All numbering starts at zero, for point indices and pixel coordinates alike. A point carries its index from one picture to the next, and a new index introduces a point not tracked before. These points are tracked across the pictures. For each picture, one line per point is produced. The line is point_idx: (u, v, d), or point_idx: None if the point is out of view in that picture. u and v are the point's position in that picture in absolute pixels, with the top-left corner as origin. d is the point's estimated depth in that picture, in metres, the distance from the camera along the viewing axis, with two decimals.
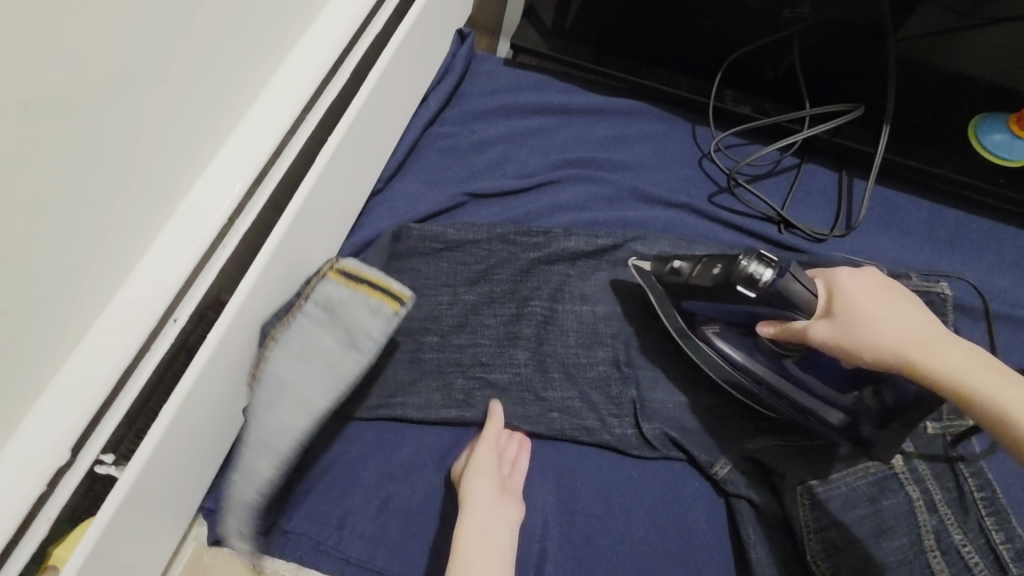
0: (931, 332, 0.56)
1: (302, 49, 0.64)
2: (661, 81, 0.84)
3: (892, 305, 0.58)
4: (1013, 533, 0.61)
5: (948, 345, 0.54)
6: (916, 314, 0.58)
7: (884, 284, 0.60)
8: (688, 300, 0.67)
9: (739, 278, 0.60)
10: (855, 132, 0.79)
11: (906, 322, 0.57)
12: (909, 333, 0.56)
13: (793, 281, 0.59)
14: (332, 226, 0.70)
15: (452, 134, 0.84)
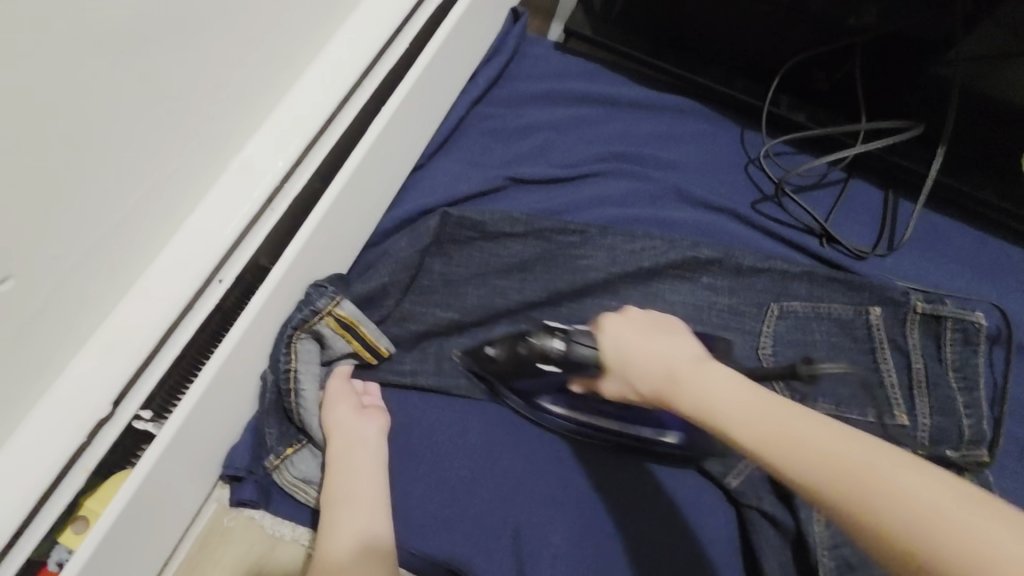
0: (688, 366, 0.48)
1: (359, 16, 0.64)
2: (716, 81, 0.83)
3: (644, 351, 0.50)
4: None
5: (699, 386, 0.46)
6: (671, 349, 0.49)
7: (655, 321, 0.53)
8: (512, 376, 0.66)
9: (539, 351, 0.59)
10: (910, 150, 0.77)
11: (652, 374, 0.48)
12: (682, 366, 0.48)
13: (581, 343, 0.55)
14: (374, 197, 0.68)
15: (497, 116, 0.82)
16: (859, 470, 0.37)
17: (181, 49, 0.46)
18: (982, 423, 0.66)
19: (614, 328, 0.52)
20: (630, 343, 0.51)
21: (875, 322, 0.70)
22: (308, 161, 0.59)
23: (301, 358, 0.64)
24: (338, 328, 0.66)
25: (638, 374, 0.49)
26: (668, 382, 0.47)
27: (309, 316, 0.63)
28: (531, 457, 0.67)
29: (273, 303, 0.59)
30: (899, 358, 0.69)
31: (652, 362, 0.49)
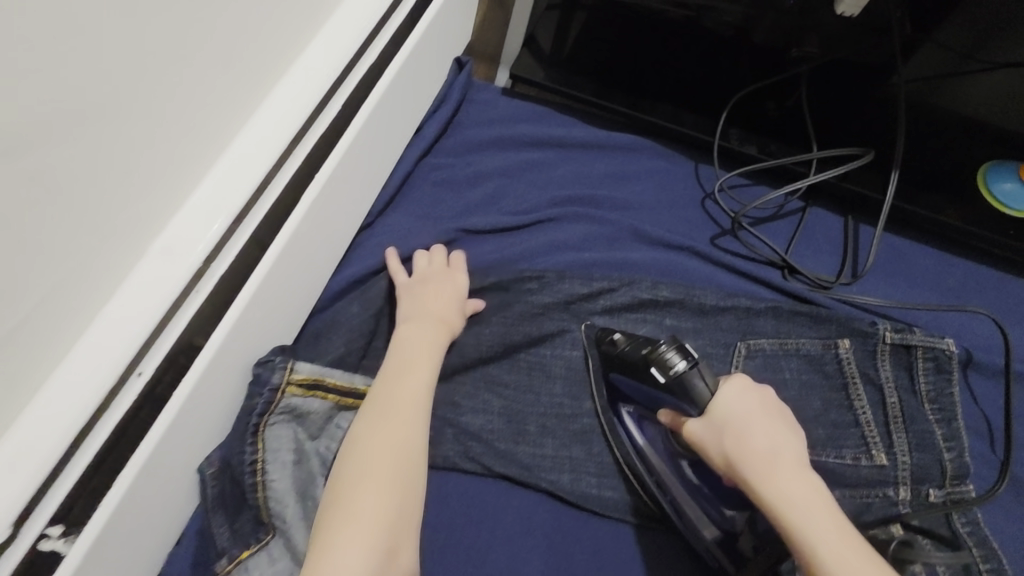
0: (783, 457, 0.53)
1: (292, 76, 0.60)
2: (665, 119, 0.81)
3: (760, 435, 0.53)
4: None
5: (795, 483, 0.51)
6: (790, 437, 0.54)
7: (770, 403, 0.56)
8: (613, 372, 0.66)
9: (655, 360, 0.59)
10: (864, 177, 0.76)
11: (753, 455, 0.52)
12: (764, 454, 0.52)
13: (696, 376, 0.57)
14: (315, 261, 0.66)
15: (446, 166, 0.81)
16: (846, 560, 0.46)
17: (91, 139, 0.41)
18: (964, 456, 0.63)
19: (734, 398, 0.56)
20: (739, 416, 0.55)
21: (845, 357, 0.68)
22: (237, 235, 0.56)
23: (269, 444, 0.62)
24: (307, 395, 0.65)
25: (746, 449, 0.53)
26: (766, 465, 0.52)
27: (269, 396, 0.62)
28: (497, 525, 0.63)
29: (207, 381, 0.55)
30: (873, 392, 0.67)
31: (761, 449, 0.53)
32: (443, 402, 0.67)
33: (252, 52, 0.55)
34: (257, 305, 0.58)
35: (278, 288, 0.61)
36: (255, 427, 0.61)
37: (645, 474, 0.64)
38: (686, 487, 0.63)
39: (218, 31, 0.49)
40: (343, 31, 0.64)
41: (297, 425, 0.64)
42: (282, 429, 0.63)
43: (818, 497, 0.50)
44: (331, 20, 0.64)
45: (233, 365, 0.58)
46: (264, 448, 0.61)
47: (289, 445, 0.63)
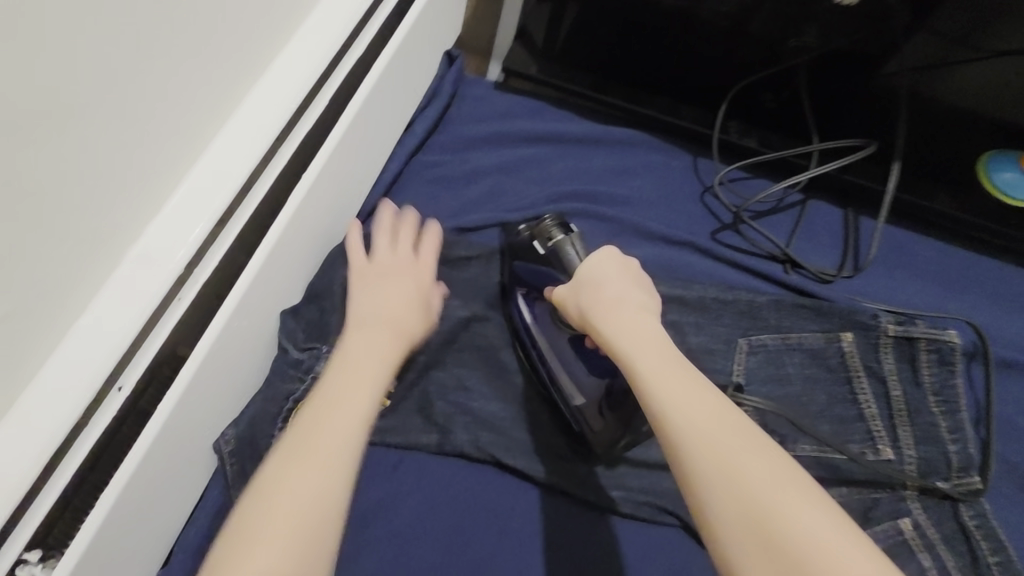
0: (671, 364, 0.46)
1: (277, 70, 0.57)
2: (661, 112, 0.81)
3: (614, 309, 0.51)
4: None
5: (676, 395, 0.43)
6: (642, 297, 0.53)
7: (629, 272, 0.56)
8: (517, 261, 0.65)
9: (537, 234, 0.63)
10: (864, 167, 0.76)
11: (611, 315, 0.51)
12: (657, 367, 0.45)
13: (569, 255, 0.60)
14: (303, 261, 0.63)
15: (439, 162, 0.78)
16: (728, 456, 0.40)
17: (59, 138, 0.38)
18: (969, 448, 0.63)
19: (602, 264, 0.56)
20: (604, 285, 0.54)
21: (849, 350, 0.67)
22: (221, 237, 0.53)
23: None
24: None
25: (598, 299, 0.53)
26: (619, 325, 0.50)
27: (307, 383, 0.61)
28: (500, 531, 0.60)
29: (211, 374, 0.53)
30: (877, 386, 0.66)
31: (614, 316, 0.51)
32: (453, 387, 0.64)
33: (235, 44, 0.52)
34: (257, 301, 0.57)
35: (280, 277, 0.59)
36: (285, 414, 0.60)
37: (529, 352, 0.64)
38: (564, 363, 0.61)
39: (194, 23, 0.46)
40: (330, 21, 0.61)
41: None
42: None
43: (715, 419, 0.41)
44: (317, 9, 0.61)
45: (237, 360, 0.56)
46: None
47: None
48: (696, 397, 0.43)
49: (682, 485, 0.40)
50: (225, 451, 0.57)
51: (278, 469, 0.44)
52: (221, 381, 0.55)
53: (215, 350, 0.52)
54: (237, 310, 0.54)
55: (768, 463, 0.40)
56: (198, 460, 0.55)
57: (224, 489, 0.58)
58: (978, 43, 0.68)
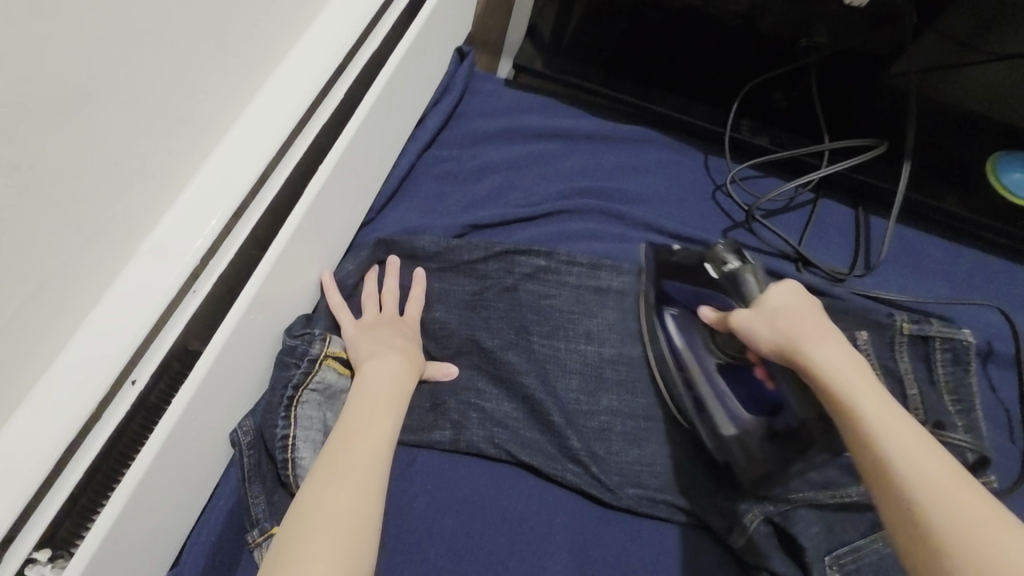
0: (855, 380, 0.47)
1: (291, 63, 0.57)
2: (674, 109, 0.80)
3: (812, 330, 0.51)
4: None
5: (874, 416, 0.45)
6: (825, 321, 0.53)
7: (799, 296, 0.54)
8: (607, 285, 0.64)
9: (710, 257, 0.60)
10: (874, 168, 0.76)
11: (792, 332, 0.51)
12: (853, 382, 0.47)
13: (747, 284, 0.56)
14: (318, 256, 0.62)
15: (450, 158, 0.77)
16: (937, 477, 0.42)
17: (76, 123, 0.37)
18: (985, 447, 0.62)
19: (786, 297, 0.54)
20: (789, 307, 0.53)
21: (865, 346, 0.66)
22: (235, 230, 0.52)
23: (300, 423, 0.56)
24: (342, 373, 0.60)
25: (799, 328, 0.51)
26: (806, 342, 0.50)
27: (306, 368, 0.57)
28: (515, 530, 0.59)
29: (223, 365, 0.51)
30: (893, 384, 0.65)
31: (806, 333, 0.51)
32: (466, 386, 0.64)
33: (253, 33, 0.51)
34: (269, 288, 0.54)
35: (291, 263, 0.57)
36: (287, 402, 0.56)
37: (673, 373, 0.63)
38: (711, 386, 0.61)
39: (212, 12, 0.45)
40: (344, 15, 0.61)
41: (328, 409, 0.59)
42: (317, 408, 0.58)
43: (911, 441, 0.44)
44: (330, 3, 0.61)
45: (248, 349, 0.54)
46: (296, 425, 0.56)
47: (324, 426, 0.58)
48: (887, 418, 0.45)
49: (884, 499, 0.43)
50: (243, 443, 0.55)
51: (317, 491, 0.47)
52: (230, 370, 0.52)
53: (228, 341, 0.51)
54: (247, 297, 0.52)
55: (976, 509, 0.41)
56: (210, 456, 0.54)
57: (238, 484, 0.56)
58: (986, 41, 0.72)
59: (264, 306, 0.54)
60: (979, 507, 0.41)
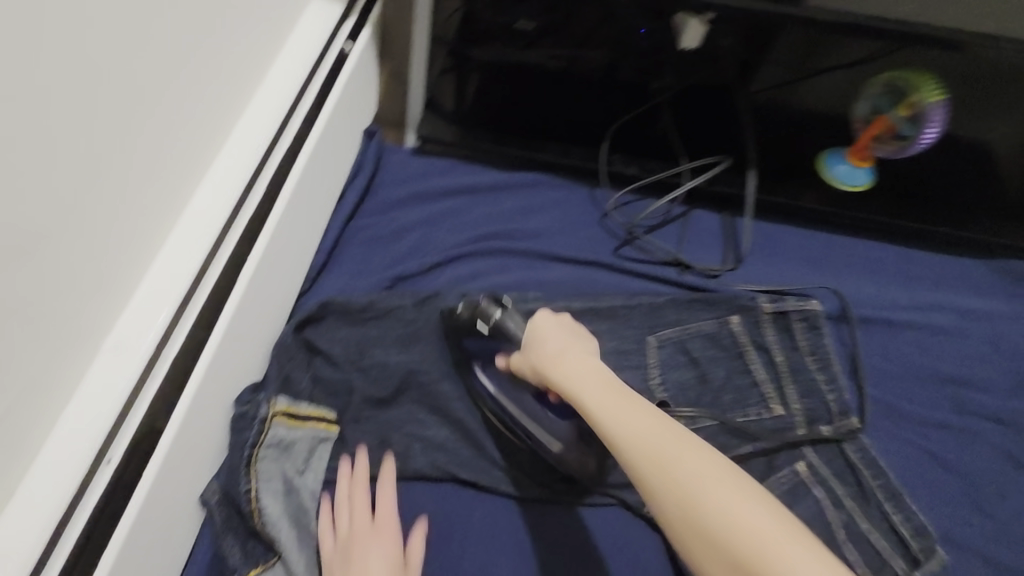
0: (602, 375, 0.60)
1: (218, 167, 0.66)
2: (557, 155, 0.93)
3: (568, 350, 0.64)
4: (909, 512, 0.69)
5: (608, 408, 0.56)
6: (587, 348, 0.65)
7: (574, 329, 0.68)
8: (465, 339, 0.75)
9: (480, 314, 0.71)
10: (729, 178, 0.90)
11: (564, 363, 0.62)
12: (599, 394, 0.57)
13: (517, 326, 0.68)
14: (261, 329, 0.71)
15: (372, 225, 0.89)
16: (664, 448, 0.51)
17: (42, 261, 0.46)
18: (843, 395, 0.75)
19: (546, 322, 0.68)
20: (551, 341, 0.65)
21: (737, 330, 0.80)
22: (183, 319, 0.60)
23: (261, 476, 0.65)
24: (291, 426, 0.68)
25: (541, 355, 0.64)
26: (556, 364, 0.62)
27: (258, 429, 0.65)
28: (463, 535, 0.68)
29: (184, 437, 0.60)
30: (764, 356, 0.78)
31: (569, 360, 0.62)
32: (408, 421, 0.73)
33: (181, 148, 0.60)
34: (217, 366, 0.63)
35: (236, 340, 0.66)
36: (247, 459, 0.64)
37: (505, 416, 0.73)
38: (535, 414, 0.72)
39: (147, 144, 0.54)
40: (260, 118, 0.70)
41: (285, 459, 0.67)
42: (274, 460, 0.66)
43: (644, 419, 0.54)
44: (247, 109, 0.70)
45: (204, 421, 0.63)
46: (257, 479, 0.64)
47: (283, 474, 0.66)
48: (637, 411, 0.55)
49: (637, 484, 0.51)
50: (212, 502, 0.64)
51: None
52: (190, 444, 0.61)
53: (186, 416, 0.60)
54: (199, 377, 0.61)
55: (750, 490, 0.47)
56: (182, 518, 0.62)
57: (213, 539, 0.64)
58: (809, 63, 0.90)
59: (214, 381, 0.63)
60: (700, 456, 0.50)
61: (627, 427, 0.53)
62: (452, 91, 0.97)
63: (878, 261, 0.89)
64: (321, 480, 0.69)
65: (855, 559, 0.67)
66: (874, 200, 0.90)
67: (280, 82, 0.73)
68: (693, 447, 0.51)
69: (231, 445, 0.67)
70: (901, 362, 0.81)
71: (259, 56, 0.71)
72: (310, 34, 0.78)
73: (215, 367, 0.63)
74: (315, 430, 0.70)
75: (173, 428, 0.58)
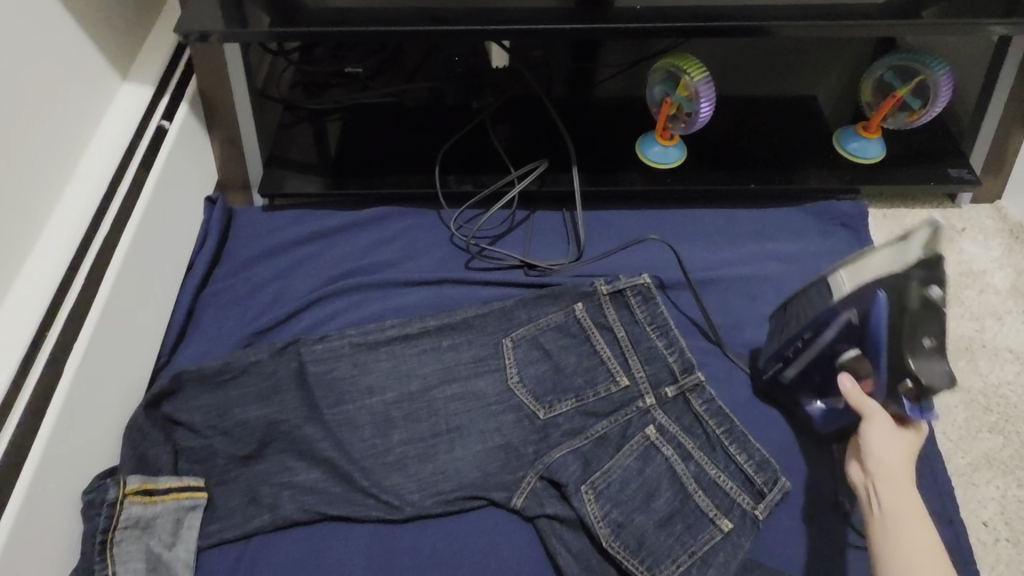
0: (908, 458, 0.63)
1: (28, 270, 0.68)
2: (396, 186, 0.97)
3: (897, 449, 0.62)
4: (752, 450, 0.74)
5: (888, 496, 0.60)
6: (908, 434, 0.65)
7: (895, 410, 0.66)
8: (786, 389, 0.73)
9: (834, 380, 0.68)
10: (554, 177, 0.96)
11: (881, 437, 0.63)
12: (901, 466, 0.62)
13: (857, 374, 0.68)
14: (110, 413, 0.72)
15: (227, 287, 0.91)
16: (922, 567, 0.56)
17: None
18: (683, 354, 0.81)
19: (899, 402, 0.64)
20: (887, 430, 0.63)
21: (581, 316, 0.84)
22: (7, 422, 0.60)
23: (118, 558, 0.65)
24: (146, 503, 0.69)
25: (879, 453, 0.62)
26: (880, 444, 0.62)
27: (107, 512, 0.66)
28: (343, 570, 0.70)
29: (24, 535, 0.59)
30: (608, 335, 0.83)
31: (887, 447, 0.62)
32: (277, 471, 0.74)
33: None
34: (55, 460, 0.64)
35: (75, 429, 0.66)
36: (101, 545, 0.65)
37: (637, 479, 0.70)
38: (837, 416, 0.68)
39: None
40: (71, 213, 0.73)
41: (148, 536, 0.68)
42: (132, 540, 0.67)
43: (911, 511, 0.59)
44: (56, 209, 0.73)
45: (48, 516, 0.62)
46: (114, 562, 0.65)
47: (145, 552, 0.67)
48: (907, 508, 0.59)
49: None
50: None
51: None
52: (35, 540, 0.60)
53: (24, 515, 0.59)
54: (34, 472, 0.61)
55: None
56: None
57: None
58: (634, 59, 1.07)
59: (54, 475, 0.63)
60: None
61: (903, 527, 0.58)
62: (310, 140, 1.04)
63: (706, 225, 0.97)
64: (192, 549, 0.70)
65: (709, 506, 0.71)
66: (689, 173, 0.98)
67: (89, 175, 0.76)
68: (938, 564, 0.57)
69: (85, 534, 0.66)
70: (736, 313, 0.88)
71: (60, 156, 0.74)
72: (119, 121, 0.81)
73: (52, 460, 0.63)
74: (177, 501, 0.70)
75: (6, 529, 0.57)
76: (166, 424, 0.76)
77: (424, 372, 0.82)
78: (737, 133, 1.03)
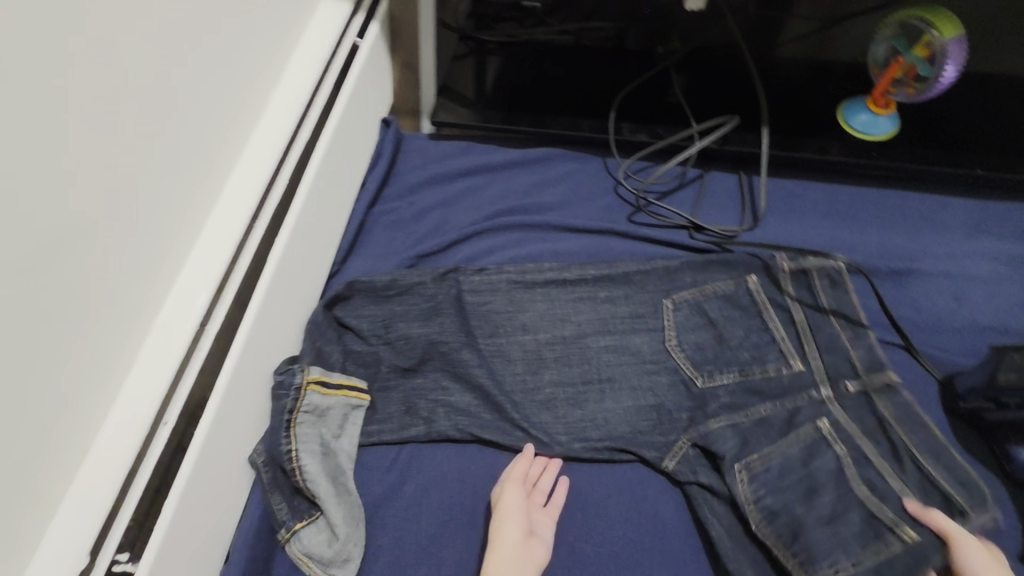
0: None
1: (243, 163, 0.72)
2: (565, 129, 0.95)
3: None
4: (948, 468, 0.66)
5: None
6: None
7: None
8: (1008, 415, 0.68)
9: None
10: (739, 136, 0.89)
11: None
12: None
13: None
14: (295, 308, 0.77)
15: (393, 209, 0.94)
16: None
17: (95, 253, 0.53)
18: (869, 349, 0.73)
19: None
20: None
21: (755, 289, 0.78)
22: (222, 302, 0.66)
23: (299, 438, 0.71)
24: (324, 394, 0.74)
25: None
26: None
27: (294, 395, 0.72)
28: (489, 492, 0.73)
29: (229, 402, 0.65)
30: (784, 314, 0.77)
31: None
32: (433, 388, 0.77)
33: (205, 146, 0.66)
34: (256, 340, 0.69)
35: (272, 316, 0.72)
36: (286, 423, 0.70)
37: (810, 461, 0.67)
38: None
39: (176, 145, 0.61)
40: (278, 116, 0.76)
41: (321, 425, 0.73)
42: (310, 425, 0.72)
43: None
44: (267, 109, 0.76)
45: (247, 390, 0.68)
46: (296, 441, 0.70)
47: (320, 438, 0.72)
48: None
49: None
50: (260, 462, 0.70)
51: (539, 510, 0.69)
52: (238, 408, 0.67)
53: (231, 384, 0.65)
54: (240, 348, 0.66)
55: None
56: (234, 475, 0.68)
57: (263, 495, 0.71)
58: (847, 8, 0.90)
59: (254, 354, 0.69)
60: None
61: None
62: (472, 76, 1.02)
63: (910, 209, 0.85)
64: (356, 444, 0.75)
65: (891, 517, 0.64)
66: (900, 148, 0.87)
67: (294, 81, 0.79)
68: None
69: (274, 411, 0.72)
70: (937, 312, 0.77)
71: (273, 59, 0.77)
72: (321, 33, 0.83)
73: (254, 340, 0.69)
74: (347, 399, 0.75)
75: (220, 393, 0.64)
76: (337, 327, 0.81)
77: (580, 319, 0.81)
78: (963, 109, 0.89)
